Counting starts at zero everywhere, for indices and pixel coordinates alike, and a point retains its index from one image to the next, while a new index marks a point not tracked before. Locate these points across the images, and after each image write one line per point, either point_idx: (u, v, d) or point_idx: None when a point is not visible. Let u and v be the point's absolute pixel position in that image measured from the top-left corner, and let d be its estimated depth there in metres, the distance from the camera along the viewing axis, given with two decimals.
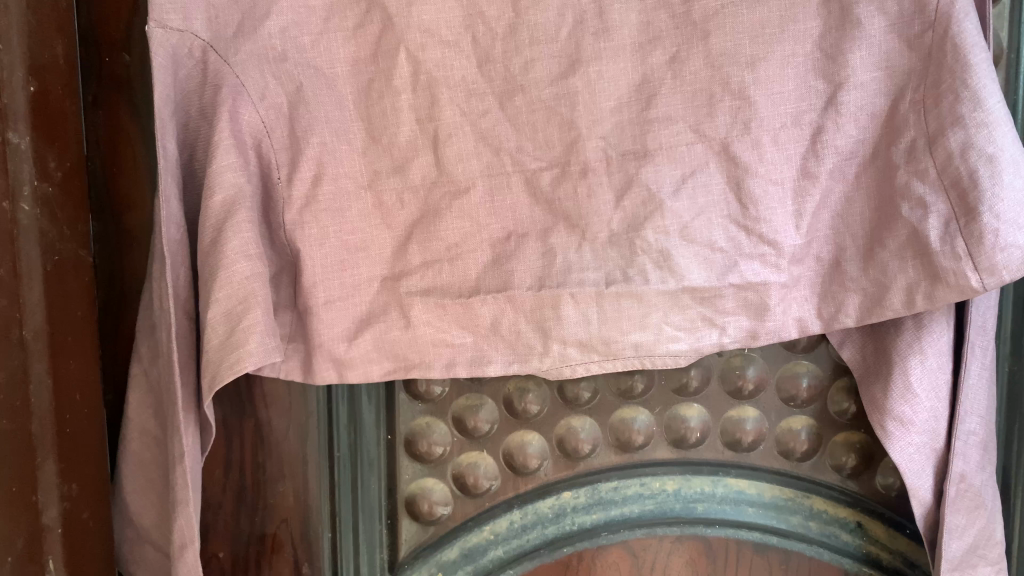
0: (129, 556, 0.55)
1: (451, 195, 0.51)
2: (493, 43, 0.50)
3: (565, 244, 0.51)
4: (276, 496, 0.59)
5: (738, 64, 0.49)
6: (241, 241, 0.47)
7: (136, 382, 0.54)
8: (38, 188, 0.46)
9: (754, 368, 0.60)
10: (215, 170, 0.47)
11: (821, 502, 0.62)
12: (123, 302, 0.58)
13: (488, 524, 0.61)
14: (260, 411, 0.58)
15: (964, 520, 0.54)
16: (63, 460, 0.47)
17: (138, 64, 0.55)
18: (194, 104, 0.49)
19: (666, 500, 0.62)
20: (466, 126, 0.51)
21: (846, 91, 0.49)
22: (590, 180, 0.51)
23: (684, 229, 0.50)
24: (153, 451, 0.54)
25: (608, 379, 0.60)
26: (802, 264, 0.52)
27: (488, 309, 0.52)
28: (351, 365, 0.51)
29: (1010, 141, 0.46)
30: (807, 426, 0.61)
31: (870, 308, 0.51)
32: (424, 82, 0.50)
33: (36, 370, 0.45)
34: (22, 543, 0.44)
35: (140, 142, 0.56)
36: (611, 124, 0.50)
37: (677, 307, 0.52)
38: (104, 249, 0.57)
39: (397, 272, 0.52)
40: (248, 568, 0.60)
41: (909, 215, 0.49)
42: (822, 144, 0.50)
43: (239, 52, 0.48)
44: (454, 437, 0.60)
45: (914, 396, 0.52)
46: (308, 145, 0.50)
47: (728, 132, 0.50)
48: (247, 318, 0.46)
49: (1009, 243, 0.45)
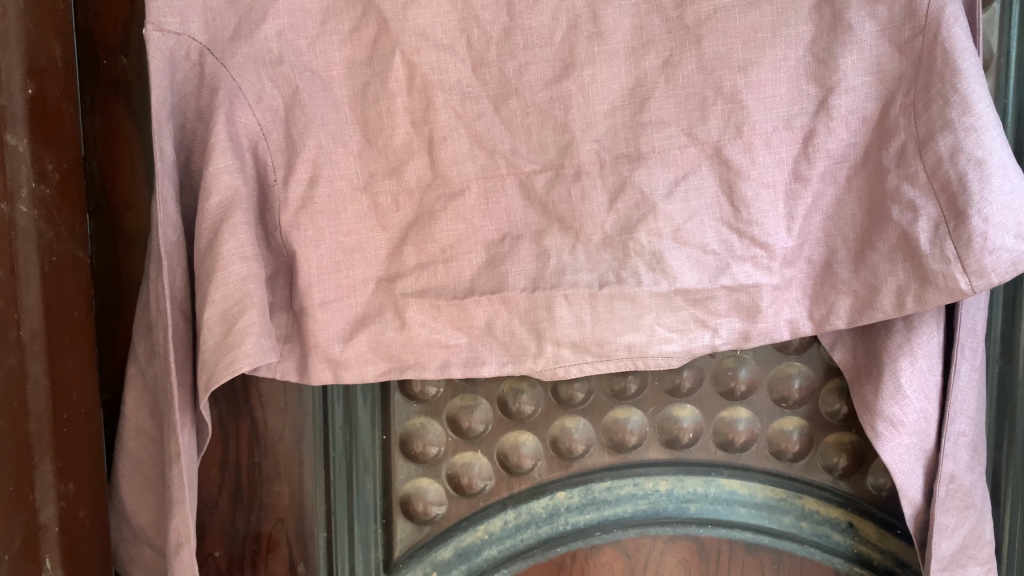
0: (125, 555, 0.56)
1: (446, 197, 0.52)
2: (488, 47, 0.50)
3: (559, 246, 0.51)
4: (272, 496, 0.60)
5: (731, 68, 0.50)
6: (237, 242, 0.47)
7: (132, 382, 0.54)
8: (36, 189, 0.46)
9: (747, 369, 0.61)
10: (212, 172, 0.48)
11: (813, 502, 0.63)
12: (120, 303, 0.58)
13: (482, 524, 0.61)
14: (256, 411, 0.59)
15: (953, 520, 0.54)
16: (60, 459, 0.48)
17: (135, 65, 0.56)
18: (192, 106, 0.49)
19: (659, 500, 0.62)
20: (461, 128, 0.51)
21: (837, 95, 0.50)
22: (584, 182, 0.51)
23: (677, 231, 0.51)
24: (149, 451, 0.54)
25: (602, 379, 0.61)
26: (794, 266, 0.52)
27: (482, 310, 0.52)
28: (347, 365, 0.52)
29: (999, 145, 0.47)
30: (798, 426, 0.62)
31: (860, 310, 0.51)
32: (419, 85, 0.50)
33: (33, 370, 0.45)
34: (20, 542, 0.45)
35: (137, 143, 0.56)
36: (605, 126, 0.51)
37: (670, 309, 0.52)
38: (101, 250, 0.57)
39: (392, 273, 0.52)
40: (243, 568, 0.61)
41: (899, 218, 0.49)
42: (813, 147, 0.51)
43: (235, 55, 0.48)
44: (449, 438, 0.61)
45: (904, 397, 0.53)
46: (304, 147, 0.50)
47: (720, 135, 0.50)
48: (243, 319, 0.47)
49: (997, 246, 0.46)
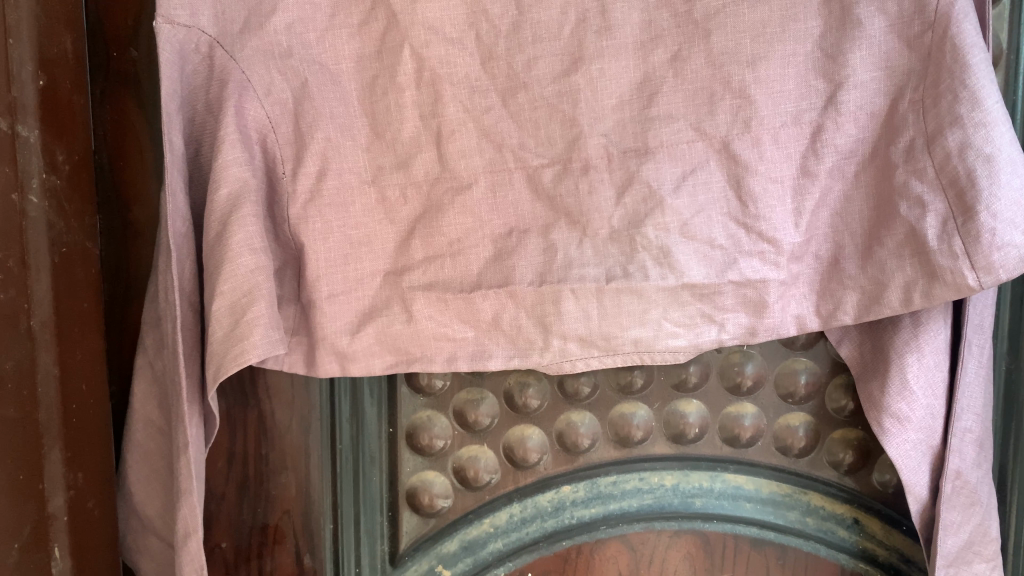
0: (133, 546, 0.56)
1: (454, 190, 0.52)
2: (496, 41, 0.50)
3: (566, 240, 0.51)
4: (278, 487, 0.60)
5: (739, 63, 0.50)
6: (246, 234, 0.48)
7: (141, 373, 0.55)
8: (47, 180, 0.46)
9: (753, 365, 0.61)
10: (221, 164, 0.48)
11: (819, 498, 0.63)
12: (129, 296, 0.58)
13: (488, 517, 0.62)
14: (263, 403, 0.59)
15: (959, 516, 0.54)
16: (69, 449, 0.48)
17: (145, 58, 0.56)
18: (201, 99, 0.49)
19: (665, 494, 0.63)
20: (468, 122, 0.51)
21: (846, 91, 0.50)
22: (591, 176, 0.51)
23: (685, 226, 0.51)
24: (157, 441, 0.55)
25: (608, 373, 0.61)
26: (801, 261, 0.52)
27: (489, 304, 0.52)
28: (354, 358, 0.52)
29: (1008, 141, 0.47)
30: (805, 422, 0.62)
31: (868, 306, 0.51)
32: (427, 79, 0.51)
33: (43, 360, 0.46)
34: (29, 531, 0.45)
35: (146, 136, 0.57)
36: (612, 121, 0.51)
37: (677, 303, 0.52)
38: (110, 242, 0.57)
39: (399, 267, 0.52)
40: (250, 559, 0.61)
41: (907, 214, 0.49)
42: (822, 142, 0.51)
43: (244, 48, 0.48)
44: (455, 431, 0.61)
45: (911, 393, 0.53)
46: (313, 140, 0.50)
47: (728, 130, 0.50)
48: (252, 311, 0.47)
49: (1006, 242, 0.46)
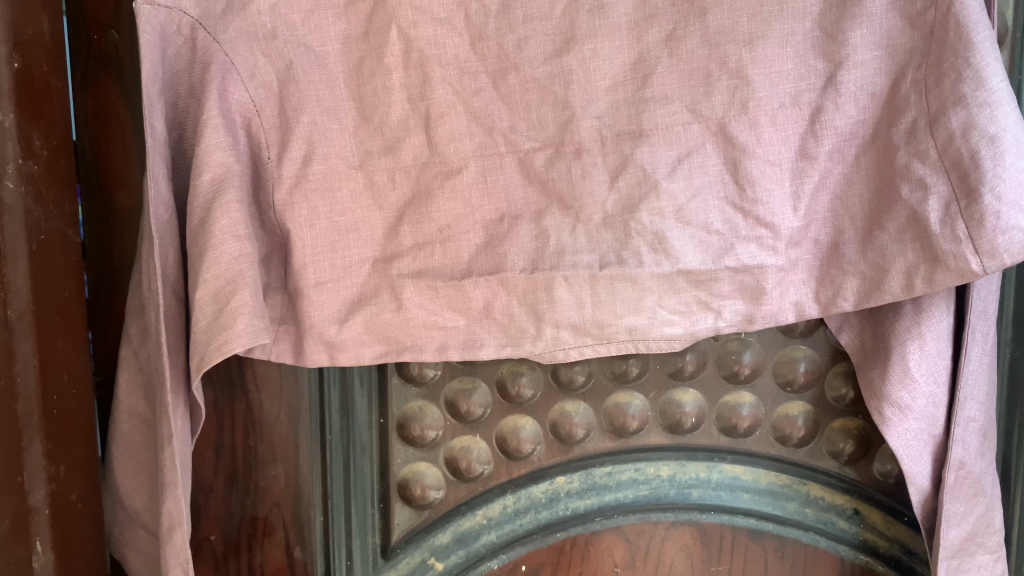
0: (120, 537, 0.55)
1: (443, 175, 0.50)
2: (486, 20, 0.49)
3: (558, 226, 0.50)
4: (268, 479, 0.59)
5: (736, 42, 0.48)
6: (230, 221, 0.46)
7: (126, 363, 0.54)
8: (23, 166, 0.45)
9: (751, 353, 0.59)
10: (204, 149, 0.47)
11: (818, 489, 0.62)
12: (113, 284, 0.57)
13: (481, 508, 0.61)
14: (252, 393, 0.58)
15: (963, 507, 0.53)
16: (51, 441, 0.47)
17: (126, 41, 0.54)
18: (183, 83, 0.48)
19: (660, 485, 0.62)
20: (458, 105, 0.50)
21: (846, 70, 0.48)
22: (584, 160, 0.50)
23: (680, 211, 0.50)
24: (143, 433, 0.54)
25: (603, 362, 0.59)
26: (799, 246, 0.51)
27: (480, 292, 0.51)
28: (342, 347, 0.51)
29: (1013, 121, 0.45)
30: (804, 411, 0.61)
31: (869, 292, 0.50)
32: (416, 60, 0.49)
33: (22, 350, 0.45)
34: (8, 525, 0.44)
35: (129, 120, 0.55)
36: (605, 103, 0.49)
37: (672, 291, 0.51)
38: (94, 230, 0.56)
39: (388, 254, 0.51)
40: (239, 551, 0.60)
41: (909, 197, 0.48)
42: (821, 124, 0.49)
43: (228, 29, 0.47)
44: (447, 421, 0.60)
45: (912, 381, 0.52)
46: (298, 124, 0.49)
47: (725, 111, 0.49)
48: (235, 299, 0.46)
49: (1011, 225, 0.44)
